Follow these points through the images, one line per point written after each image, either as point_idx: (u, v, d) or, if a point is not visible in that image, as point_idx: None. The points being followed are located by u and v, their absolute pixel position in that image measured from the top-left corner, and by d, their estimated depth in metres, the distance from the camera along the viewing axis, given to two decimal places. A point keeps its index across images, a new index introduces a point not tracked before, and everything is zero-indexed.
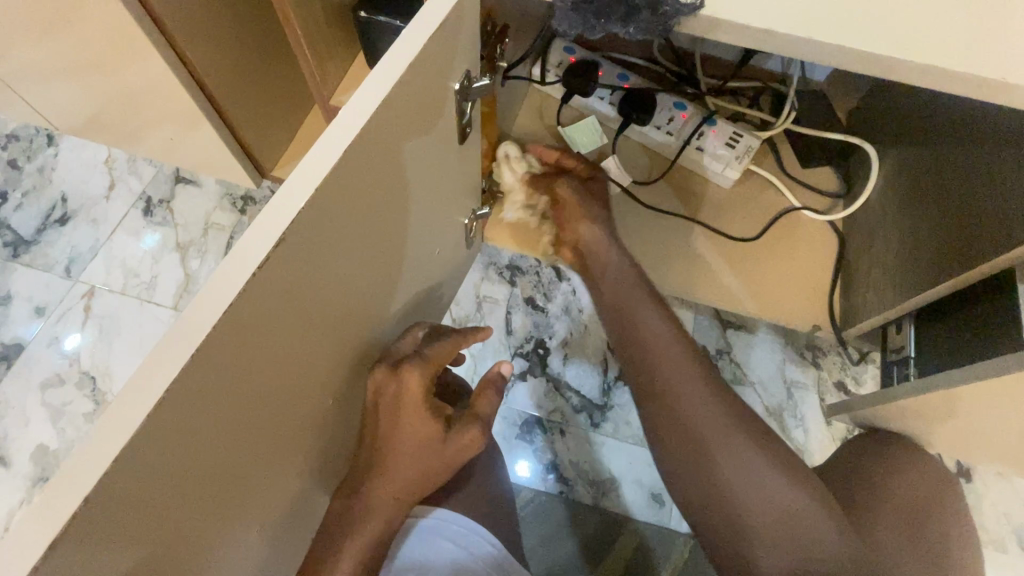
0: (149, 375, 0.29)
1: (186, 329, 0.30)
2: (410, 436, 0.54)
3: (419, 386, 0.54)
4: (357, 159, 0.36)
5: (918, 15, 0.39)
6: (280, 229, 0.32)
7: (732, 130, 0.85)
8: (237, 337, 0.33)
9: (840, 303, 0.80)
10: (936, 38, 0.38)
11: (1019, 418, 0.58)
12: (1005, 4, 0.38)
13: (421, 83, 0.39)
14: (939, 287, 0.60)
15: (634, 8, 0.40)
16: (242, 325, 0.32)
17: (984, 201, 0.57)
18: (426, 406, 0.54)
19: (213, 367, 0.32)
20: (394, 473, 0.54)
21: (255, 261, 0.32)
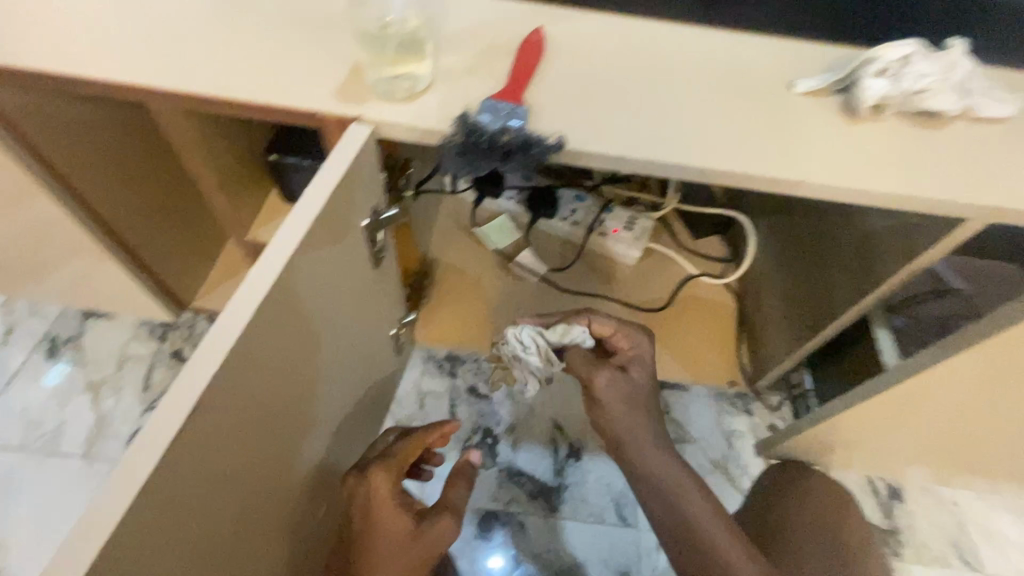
0: (60, 567, 0.28)
1: (99, 513, 0.30)
2: (386, 536, 0.51)
3: (384, 483, 0.53)
4: (269, 311, 0.38)
5: (733, 134, 0.49)
6: (195, 395, 0.33)
7: (628, 215, 0.95)
8: (157, 505, 0.32)
9: (746, 355, 0.88)
10: (749, 152, 0.48)
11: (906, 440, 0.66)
12: (790, 124, 0.50)
13: (327, 229, 0.43)
14: (816, 338, 0.68)
15: (508, 152, 0.43)
16: (160, 495, 0.32)
17: (833, 260, 0.67)
18: (395, 502, 0.53)
19: (133, 542, 0.31)
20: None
21: (172, 427, 0.32)
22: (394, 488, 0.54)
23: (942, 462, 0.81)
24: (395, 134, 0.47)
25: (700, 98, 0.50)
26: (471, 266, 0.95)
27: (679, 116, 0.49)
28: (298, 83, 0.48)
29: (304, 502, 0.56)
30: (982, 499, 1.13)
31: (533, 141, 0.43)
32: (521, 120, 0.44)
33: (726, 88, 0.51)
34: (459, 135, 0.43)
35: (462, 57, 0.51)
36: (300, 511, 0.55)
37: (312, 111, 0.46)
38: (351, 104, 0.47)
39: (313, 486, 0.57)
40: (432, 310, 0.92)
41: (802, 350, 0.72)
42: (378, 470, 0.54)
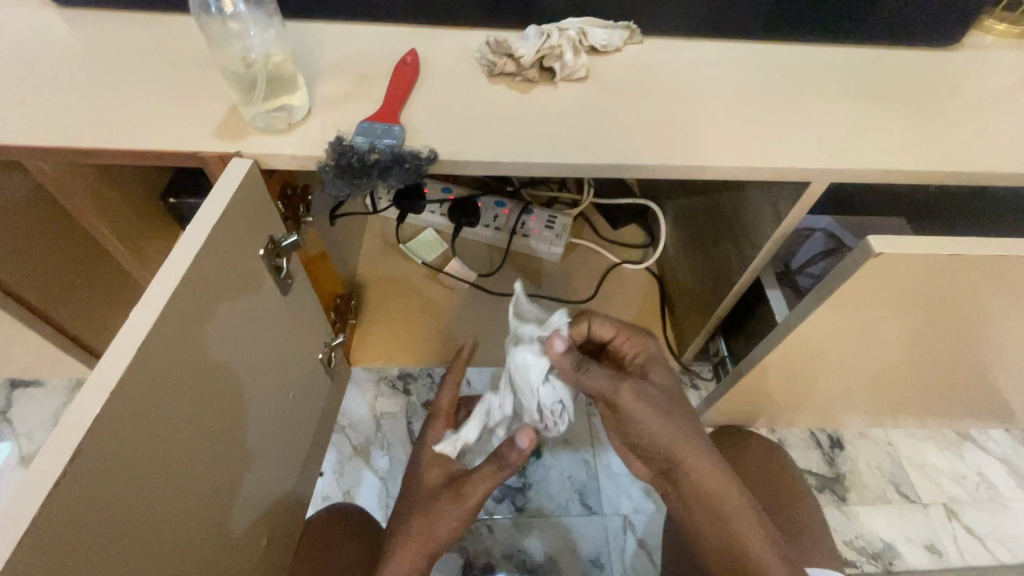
0: None
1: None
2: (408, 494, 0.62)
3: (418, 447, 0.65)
4: (157, 349, 0.38)
5: (599, 129, 0.53)
6: (77, 439, 0.33)
7: (547, 215, 0.99)
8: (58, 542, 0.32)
9: (672, 333, 0.93)
10: (614, 143, 0.52)
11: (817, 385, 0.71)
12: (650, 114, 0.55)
13: (218, 257, 0.44)
14: (723, 305, 0.73)
15: (385, 168, 0.45)
16: (59, 530, 0.32)
17: (724, 233, 0.73)
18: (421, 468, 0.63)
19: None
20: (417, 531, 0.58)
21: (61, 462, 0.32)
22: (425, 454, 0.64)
23: (859, 404, 0.87)
24: (279, 164, 0.49)
25: (568, 102, 0.55)
26: (403, 283, 0.96)
27: (549, 119, 0.53)
28: (177, 127, 0.49)
29: (240, 539, 0.55)
30: (909, 435, 1.19)
31: (406, 155, 0.46)
32: (395, 138, 0.47)
33: (590, 91, 0.56)
34: (331, 159, 0.45)
35: (339, 84, 0.54)
36: (237, 548, 0.54)
37: (193, 150, 0.47)
38: (231, 140, 0.48)
39: (248, 522, 0.56)
40: (365, 332, 0.92)
41: (713, 319, 0.76)
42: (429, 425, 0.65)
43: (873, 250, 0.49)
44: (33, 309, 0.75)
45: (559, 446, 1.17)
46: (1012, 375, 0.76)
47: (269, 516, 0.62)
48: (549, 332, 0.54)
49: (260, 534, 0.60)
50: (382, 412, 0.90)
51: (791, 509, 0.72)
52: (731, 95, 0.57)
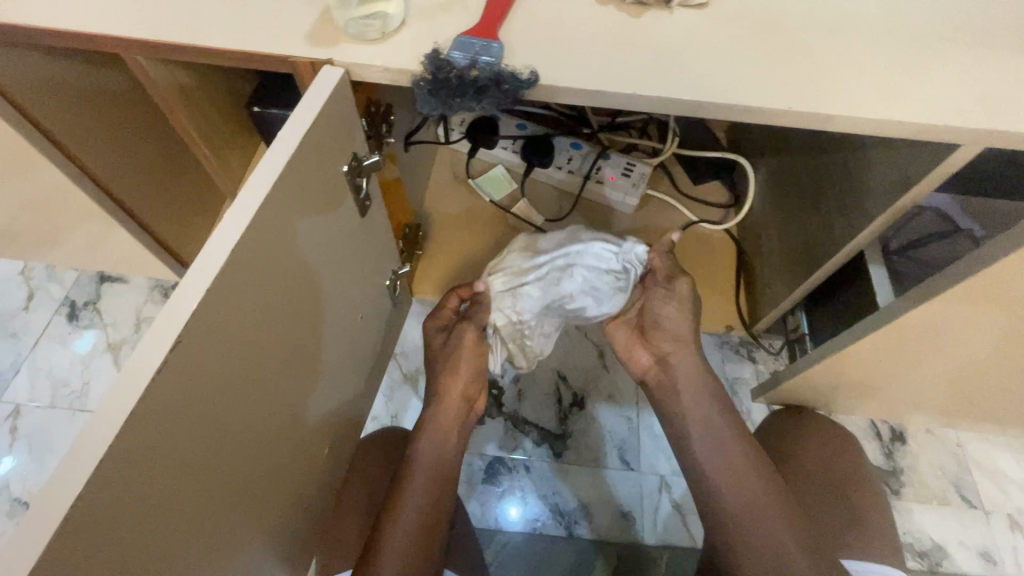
0: (64, 476, 0.29)
1: (87, 446, 0.30)
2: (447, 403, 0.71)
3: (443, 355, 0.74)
4: (246, 255, 0.38)
5: (713, 65, 0.47)
6: (176, 332, 0.33)
7: (625, 162, 0.93)
8: (158, 423, 0.33)
9: (746, 300, 0.87)
10: (729, 84, 0.46)
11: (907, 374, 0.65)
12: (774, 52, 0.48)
13: (307, 167, 0.43)
14: (814, 277, 0.67)
15: (481, 87, 0.42)
16: (159, 414, 0.34)
17: (829, 198, 0.66)
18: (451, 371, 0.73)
19: (135, 456, 0.32)
20: (446, 398, 0.71)
21: (163, 348, 0.33)
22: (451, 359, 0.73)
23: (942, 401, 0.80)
24: (369, 77, 0.46)
25: (681, 30, 0.49)
26: (468, 219, 0.95)
27: (662, 50, 0.48)
28: (269, 28, 0.47)
29: (305, 447, 0.58)
30: (981, 439, 1.11)
31: (506, 75, 0.42)
32: (493, 56, 0.43)
33: (711, 21, 0.50)
34: (427, 73, 0.42)
35: None
36: (302, 454, 0.57)
37: (285, 54, 0.45)
38: (323, 47, 0.46)
39: (313, 432, 0.59)
40: (428, 265, 0.92)
41: (799, 291, 0.70)
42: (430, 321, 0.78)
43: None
44: (126, 210, 0.79)
45: (603, 400, 1.17)
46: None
47: (330, 429, 0.64)
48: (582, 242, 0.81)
49: (322, 444, 0.62)
50: None
51: (854, 497, 0.68)
52: (877, 37, 0.49)
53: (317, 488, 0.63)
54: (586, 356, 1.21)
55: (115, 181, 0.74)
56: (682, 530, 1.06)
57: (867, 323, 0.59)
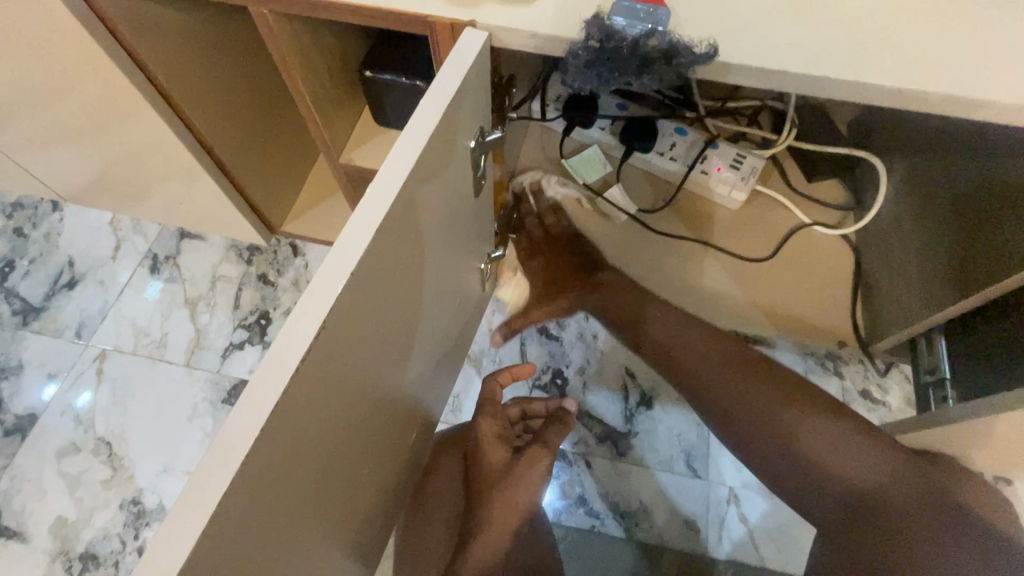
0: (211, 463, 0.29)
1: (233, 438, 0.30)
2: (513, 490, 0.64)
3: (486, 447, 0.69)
4: (380, 242, 0.36)
5: (919, 46, 0.39)
6: (316, 324, 0.32)
7: (736, 152, 0.84)
8: (289, 410, 0.32)
9: (862, 316, 0.79)
10: (940, 70, 0.39)
11: None
12: (997, 33, 0.40)
13: (440, 145, 0.39)
14: (967, 301, 0.59)
15: (648, 60, 0.37)
16: (292, 402, 0.32)
17: (999, 210, 0.57)
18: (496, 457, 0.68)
19: (268, 443, 0.31)
20: (507, 475, 0.65)
21: (305, 339, 0.32)
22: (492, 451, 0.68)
23: None
24: (511, 44, 0.41)
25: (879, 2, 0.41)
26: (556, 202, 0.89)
27: (858, 26, 0.40)
28: None
29: (393, 433, 0.56)
30: None
31: (682, 47, 0.36)
32: (662, 25, 0.37)
33: None
34: (591, 41, 0.36)
35: None
36: (390, 440, 0.55)
37: (423, 15, 0.41)
38: (464, 7, 0.41)
39: (401, 418, 0.57)
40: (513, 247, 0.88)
41: (942, 315, 0.62)
42: (483, 413, 0.71)
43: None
44: (224, 171, 0.78)
45: (673, 402, 1.11)
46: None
47: (414, 415, 0.63)
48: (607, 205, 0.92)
49: (406, 429, 0.61)
50: None
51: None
52: None
53: (397, 472, 0.62)
54: None
55: (216, 142, 0.74)
56: (750, 548, 1.01)
57: None
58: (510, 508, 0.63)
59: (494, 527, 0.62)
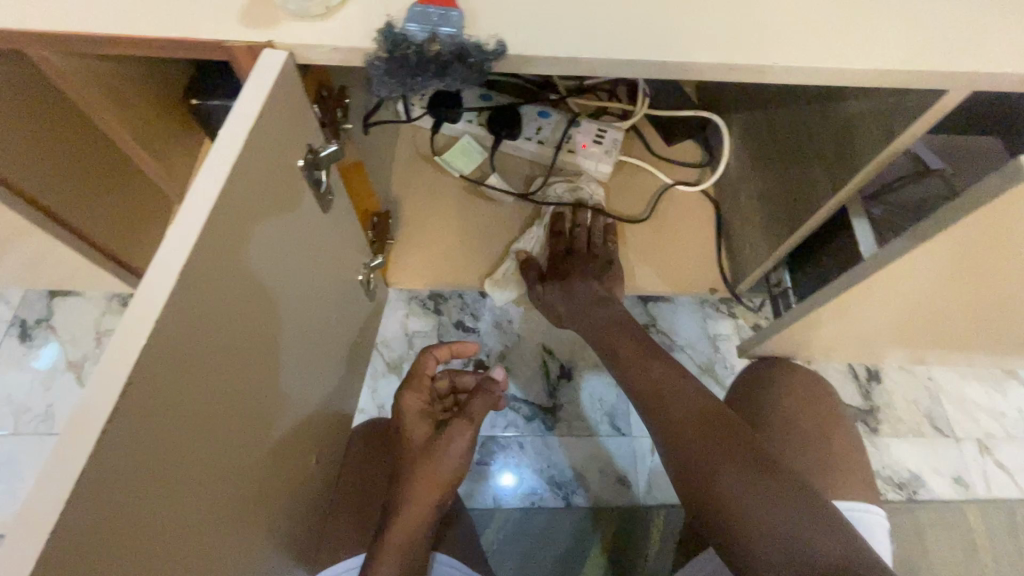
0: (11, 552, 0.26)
1: (36, 520, 0.26)
2: (435, 471, 0.61)
3: (409, 419, 0.66)
4: (195, 279, 0.34)
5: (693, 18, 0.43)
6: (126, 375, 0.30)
7: (596, 128, 0.89)
8: (120, 470, 0.30)
9: (727, 261, 0.87)
10: (712, 31, 0.42)
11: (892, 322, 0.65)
12: None
13: (257, 169, 0.39)
14: (796, 234, 0.66)
15: (445, 63, 0.38)
16: (121, 461, 0.30)
17: (808, 152, 0.64)
18: (417, 432, 0.64)
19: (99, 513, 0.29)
20: (430, 452, 0.62)
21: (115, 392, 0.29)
22: (414, 423, 0.65)
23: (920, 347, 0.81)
24: (315, 58, 0.42)
25: None
26: (437, 198, 0.90)
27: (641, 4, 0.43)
28: (196, 9, 0.41)
29: (290, 461, 0.55)
30: (951, 372, 1.15)
31: (471, 48, 0.38)
32: (454, 28, 0.39)
33: None
34: (382, 50, 0.38)
35: None
36: (288, 468, 0.54)
37: (218, 41, 0.40)
38: (261, 28, 0.41)
39: (297, 444, 0.56)
40: (401, 250, 0.87)
41: (781, 249, 0.70)
42: (406, 387, 0.67)
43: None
44: (67, 223, 0.72)
45: (591, 369, 1.17)
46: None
47: (315, 438, 0.61)
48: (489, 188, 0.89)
49: (307, 453, 0.60)
50: None
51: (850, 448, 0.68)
52: None
53: (308, 499, 0.61)
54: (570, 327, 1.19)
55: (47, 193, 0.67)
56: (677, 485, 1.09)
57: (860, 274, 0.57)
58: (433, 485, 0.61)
59: (416, 504, 0.60)
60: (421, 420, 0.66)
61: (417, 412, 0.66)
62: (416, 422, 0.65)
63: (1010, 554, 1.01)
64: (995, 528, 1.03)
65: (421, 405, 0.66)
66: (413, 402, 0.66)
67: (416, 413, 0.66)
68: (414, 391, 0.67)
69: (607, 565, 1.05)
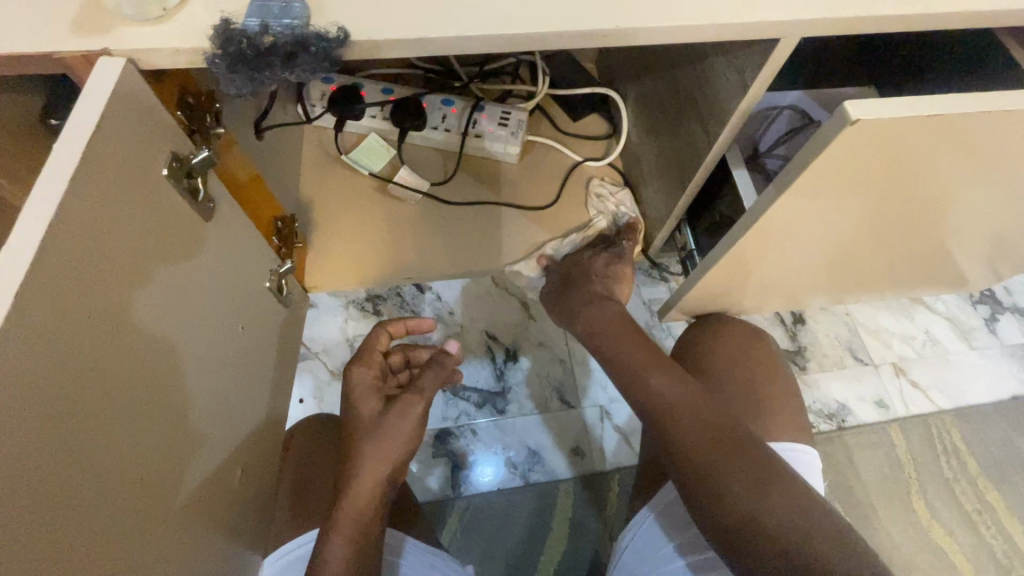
0: None
1: None
2: (392, 435, 0.58)
3: (359, 390, 0.63)
4: (41, 297, 0.33)
5: None
6: None
7: (500, 110, 0.90)
8: None
9: (639, 228, 0.90)
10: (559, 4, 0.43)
11: (787, 265, 0.70)
12: None
13: (103, 181, 0.37)
14: (688, 191, 0.70)
15: (288, 54, 0.38)
16: None
17: (688, 112, 0.67)
18: (369, 401, 0.61)
19: None
20: (383, 418, 0.59)
21: None
22: (365, 393, 0.62)
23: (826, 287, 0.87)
24: (161, 63, 0.41)
25: None
26: (351, 198, 0.89)
27: None
28: (20, 21, 0.39)
29: (214, 477, 0.54)
30: (865, 306, 1.24)
31: (310, 37, 0.38)
32: (294, 19, 0.38)
33: None
34: (218, 48, 0.37)
35: None
36: (212, 484, 0.53)
37: (47, 52, 0.38)
38: (93, 35, 0.39)
39: (219, 460, 0.55)
40: (319, 253, 0.86)
41: (679, 208, 0.73)
42: (355, 362, 0.65)
43: (850, 117, 0.43)
44: None
45: (536, 348, 1.19)
46: (983, 243, 0.75)
47: (242, 452, 0.60)
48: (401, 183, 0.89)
49: (234, 467, 0.58)
50: (353, 333, 0.85)
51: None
52: None
53: (244, 514, 0.60)
54: (511, 311, 1.21)
55: None
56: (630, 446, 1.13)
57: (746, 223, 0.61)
58: (386, 448, 0.57)
59: (368, 471, 0.56)
60: (371, 393, 0.62)
61: (367, 385, 0.63)
62: (366, 395, 0.62)
63: (930, 461, 1.11)
64: (915, 440, 1.12)
65: (371, 376, 0.64)
66: (363, 376, 0.64)
67: (366, 386, 0.63)
68: (364, 364, 0.65)
69: (572, 534, 1.08)
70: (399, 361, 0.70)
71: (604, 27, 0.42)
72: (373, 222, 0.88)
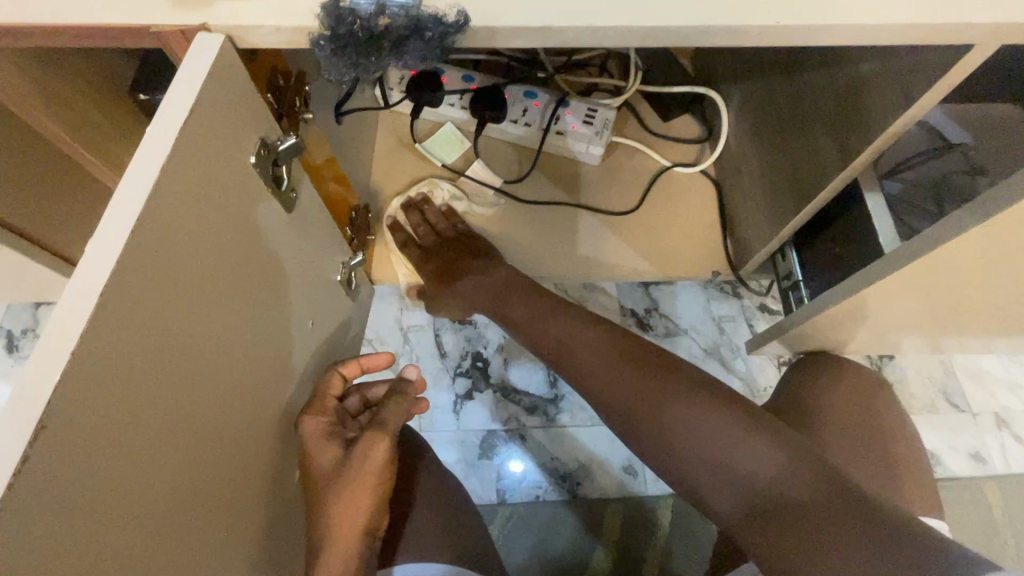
0: None
1: None
2: (363, 476, 0.51)
3: (312, 438, 0.53)
4: (129, 293, 0.29)
5: None
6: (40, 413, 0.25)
7: (586, 107, 0.84)
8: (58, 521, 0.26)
9: (730, 244, 0.82)
10: None
11: (913, 305, 0.61)
12: None
13: (196, 167, 0.34)
14: (803, 211, 0.62)
15: (400, 39, 0.34)
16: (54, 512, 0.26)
17: (813, 122, 0.59)
18: (320, 451, 0.52)
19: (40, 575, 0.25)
20: (348, 464, 0.51)
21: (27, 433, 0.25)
22: (318, 440, 0.53)
23: (944, 329, 0.76)
24: (261, 41, 0.37)
25: None
26: (422, 189, 0.85)
27: None
28: None
29: (277, 479, 0.51)
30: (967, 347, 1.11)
31: (427, 20, 0.33)
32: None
33: None
34: (326, 29, 0.33)
35: None
36: (276, 487, 0.50)
37: (146, 25, 0.36)
38: (193, 9, 0.36)
39: (284, 460, 0.52)
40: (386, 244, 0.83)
41: (787, 230, 0.65)
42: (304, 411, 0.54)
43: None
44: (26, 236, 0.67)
45: None
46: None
47: None
48: (474, 176, 0.84)
49: (295, 467, 0.56)
50: None
51: (874, 434, 0.66)
52: None
53: (299, 515, 0.57)
54: None
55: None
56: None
57: (883, 259, 0.52)
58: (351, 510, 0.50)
59: (342, 526, 0.50)
60: (321, 440, 0.53)
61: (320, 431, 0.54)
62: (322, 448, 0.52)
63: None
64: (1016, 504, 1.00)
65: (320, 425, 0.54)
66: (317, 422, 0.54)
67: (317, 436, 0.53)
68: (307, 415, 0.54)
69: (620, 555, 1.02)
70: (358, 402, 0.64)
71: (765, 23, 0.36)
72: (442, 215, 0.84)
